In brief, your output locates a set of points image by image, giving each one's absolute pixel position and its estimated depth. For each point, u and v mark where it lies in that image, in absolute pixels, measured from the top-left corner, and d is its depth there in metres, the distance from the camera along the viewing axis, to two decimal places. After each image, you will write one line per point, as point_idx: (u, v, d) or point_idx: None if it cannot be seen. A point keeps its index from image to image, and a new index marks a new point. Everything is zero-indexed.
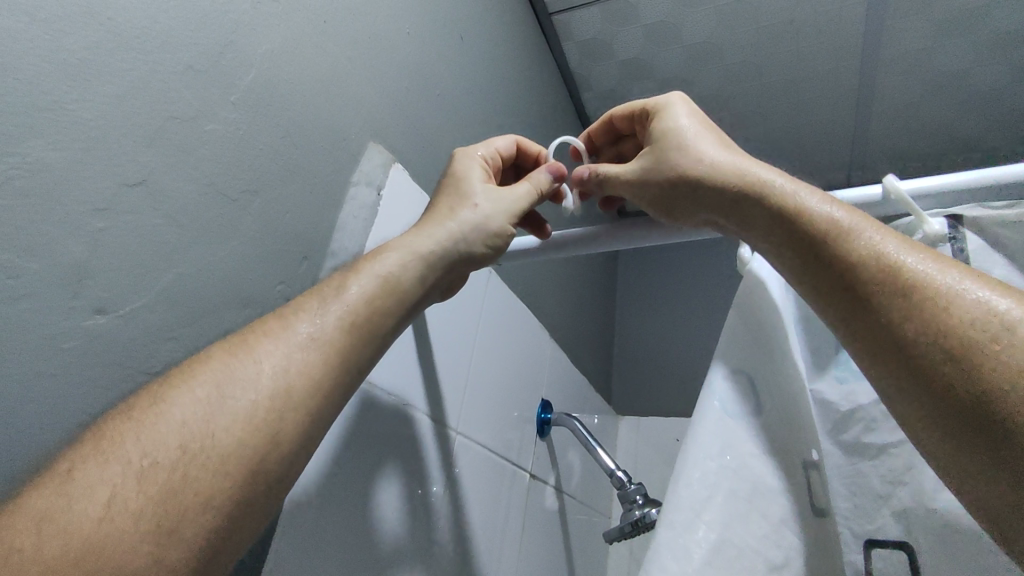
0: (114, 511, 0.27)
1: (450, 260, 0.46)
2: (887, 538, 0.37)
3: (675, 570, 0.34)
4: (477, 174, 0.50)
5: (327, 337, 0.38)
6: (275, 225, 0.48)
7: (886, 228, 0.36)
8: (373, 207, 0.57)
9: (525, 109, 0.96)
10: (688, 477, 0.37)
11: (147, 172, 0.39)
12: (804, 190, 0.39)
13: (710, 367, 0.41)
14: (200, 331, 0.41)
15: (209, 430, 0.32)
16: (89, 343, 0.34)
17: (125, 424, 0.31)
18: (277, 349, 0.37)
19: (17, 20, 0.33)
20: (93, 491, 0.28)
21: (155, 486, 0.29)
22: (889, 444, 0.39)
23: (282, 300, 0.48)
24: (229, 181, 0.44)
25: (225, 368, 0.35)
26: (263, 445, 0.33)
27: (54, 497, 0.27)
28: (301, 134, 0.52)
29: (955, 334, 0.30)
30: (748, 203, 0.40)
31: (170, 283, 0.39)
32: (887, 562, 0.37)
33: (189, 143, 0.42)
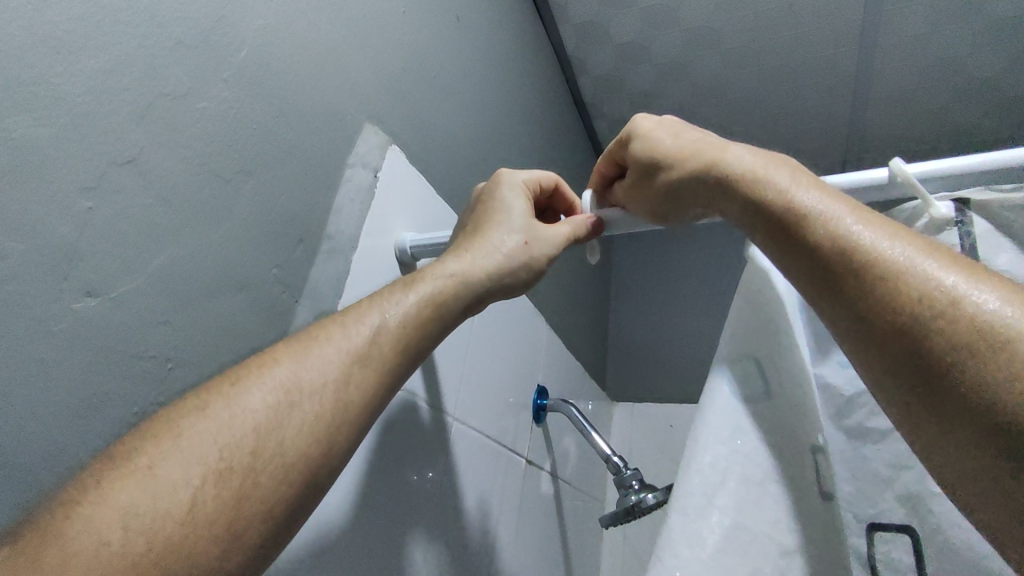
0: (195, 513, 0.28)
1: (493, 287, 0.44)
2: (889, 522, 0.38)
3: (688, 555, 0.34)
4: (525, 205, 0.48)
5: (369, 351, 0.37)
6: (270, 206, 0.47)
7: (855, 202, 0.34)
8: (369, 189, 0.56)
9: (520, 92, 0.94)
10: (699, 463, 0.37)
11: (137, 150, 0.37)
12: (773, 168, 0.37)
13: (717, 355, 0.41)
14: (194, 314, 0.40)
15: (278, 435, 0.33)
16: (81, 326, 0.33)
17: (200, 420, 0.32)
18: (336, 360, 0.36)
19: None
20: (173, 490, 0.29)
21: (228, 489, 0.30)
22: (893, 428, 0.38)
23: (278, 284, 0.47)
24: (222, 161, 0.43)
25: (292, 371, 0.35)
26: (318, 457, 0.33)
27: (137, 492, 0.28)
28: (295, 114, 0.50)
29: (905, 313, 0.29)
30: (720, 187, 0.39)
31: (163, 266, 0.38)
32: (889, 546, 0.37)
33: (180, 122, 0.40)
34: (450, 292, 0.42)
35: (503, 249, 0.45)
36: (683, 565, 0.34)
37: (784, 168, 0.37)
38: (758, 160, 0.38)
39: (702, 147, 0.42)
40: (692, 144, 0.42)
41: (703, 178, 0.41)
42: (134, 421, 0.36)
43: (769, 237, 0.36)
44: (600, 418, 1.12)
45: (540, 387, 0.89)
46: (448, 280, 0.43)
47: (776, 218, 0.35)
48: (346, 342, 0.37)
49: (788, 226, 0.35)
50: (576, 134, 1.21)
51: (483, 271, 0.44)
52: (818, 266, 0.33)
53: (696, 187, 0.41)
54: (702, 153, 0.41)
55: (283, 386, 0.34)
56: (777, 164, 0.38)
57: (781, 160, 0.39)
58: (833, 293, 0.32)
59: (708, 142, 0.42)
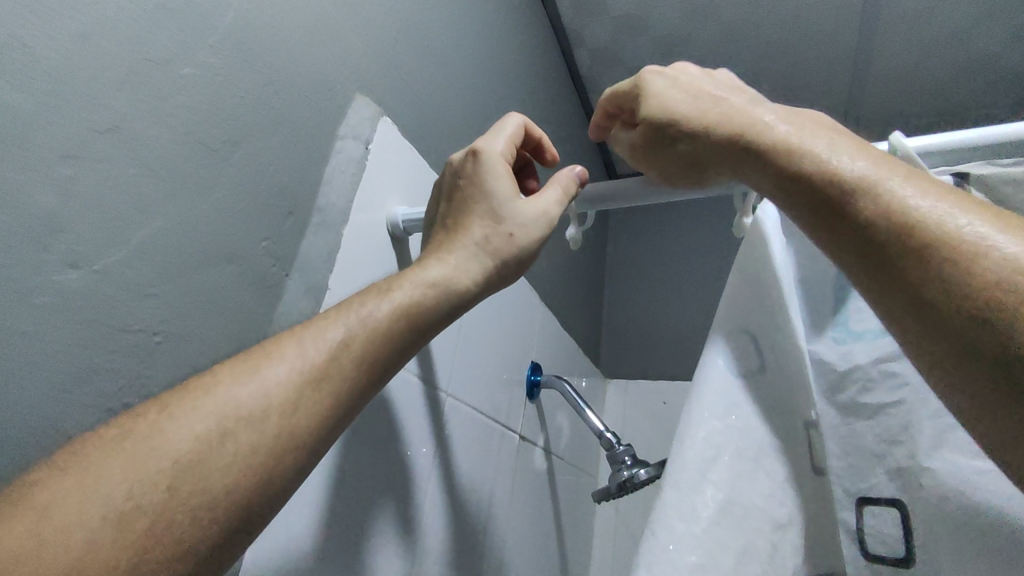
0: (90, 556, 0.24)
1: (465, 287, 0.42)
2: (879, 496, 0.37)
3: (682, 529, 0.34)
4: (507, 178, 0.45)
5: (329, 367, 0.35)
6: (259, 178, 0.46)
7: (910, 172, 0.30)
8: (360, 161, 0.55)
9: (515, 64, 0.92)
10: (694, 438, 0.36)
11: (120, 118, 0.36)
12: (810, 135, 0.34)
13: (711, 330, 0.40)
14: (181, 287, 0.39)
15: (226, 455, 0.30)
16: (64, 299, 0.32)
17: (121, 445, 0.28)
18: (287, 378, 0.33)
19: None
20: (67, 529, 0.24)
21: (138, 529, 0.26)
22: (886, 404, 0.38)
23: (267, 258, 0.46)
24: (208, 130, 0.42)
25: (250, 386, 0.32)
26: (255, 488, 0.30)
27: (25, 529, 0.24)
28: (284, 82, 0.49)
29: (982, 300, 0.26)
30: (751, 154, 0.35)
31: (148, 237, 0.37)
32: (877, 519, 0.37)
33: (164, 89, 0.39)
34: (429, 296, 0.40)
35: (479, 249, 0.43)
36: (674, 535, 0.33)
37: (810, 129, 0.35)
38: (792, 126, 0.35)
39: (720, 105, 0.39)
40: (708, 100, 0.39)
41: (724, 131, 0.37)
42: (120, 396, 0.35)
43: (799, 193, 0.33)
44: (593, 394, 1.13)
45: (534, 363, 0.88)
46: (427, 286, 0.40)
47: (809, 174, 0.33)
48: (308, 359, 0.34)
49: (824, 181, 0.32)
50: (571, 108, 1.19)
51: (466, 276, 0.42)
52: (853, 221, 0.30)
53: (723, 156, 0.37)
54: (723, 108, 0.38)
55: (228, 411, 0.31)
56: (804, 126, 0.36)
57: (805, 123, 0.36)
58: (873, 251, 0.29)
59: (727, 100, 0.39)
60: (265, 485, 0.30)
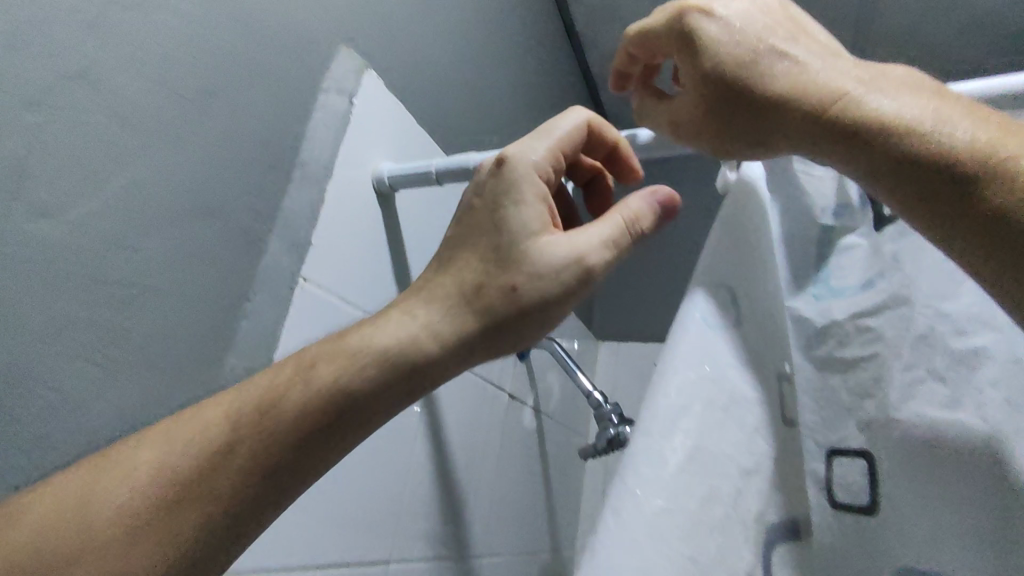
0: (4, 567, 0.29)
1: (446, 335, 0.37)
2: (848, 448, 0.38)
3: (649, 473, 0.33)
4: (533, 213, 0.39)
5: (228, 437, 0.34)
6: (238, 132, 0.45)
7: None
8: (344, 116, 0.54)
9: (509, 19, 0.90)
10: (665, 388, 0.35)
11: (88, 65, 0.35)
12: (910, 106, 0.31)
13: (691, 283, 0.40)
14: (160, 240, 0.39)
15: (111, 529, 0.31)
16: (37, 247, 0.33)
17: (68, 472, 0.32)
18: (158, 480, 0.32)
19: None
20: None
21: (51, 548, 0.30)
22: (860, 359, 0.39)
23: (249, 212, 0.46)
24: (183, 80, 0.41)
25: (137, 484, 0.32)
26: (162, 519, 0.32)
27: None
28: (263, 33, 0.48)
29: None
30: (847, 131, 0.32)
31: (121, 188, 0.37)
32: (845, 473, 0.38)
33: (134, 37, 0.38)
34: (364, 371, 0.36)
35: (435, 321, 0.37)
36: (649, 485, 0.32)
37: (909, 95, 0.32)
38: (888, 97, 0.32)
39: (795, 70, 0.35)
40: (778, 59, 0.35)
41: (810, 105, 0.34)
42: (97, 346, 0.35)
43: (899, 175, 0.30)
44: (586, 356, 1.14)
45: None
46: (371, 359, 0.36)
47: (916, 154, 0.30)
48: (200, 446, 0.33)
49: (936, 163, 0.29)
50: (568, 68, 1.16)
51: (445, 329, 0.37)
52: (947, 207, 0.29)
53: (808, 131, 0.34)
54: (803, 73, 0.35)
55: (169, 448, 0.33)
56: (903, 88, 0.32)
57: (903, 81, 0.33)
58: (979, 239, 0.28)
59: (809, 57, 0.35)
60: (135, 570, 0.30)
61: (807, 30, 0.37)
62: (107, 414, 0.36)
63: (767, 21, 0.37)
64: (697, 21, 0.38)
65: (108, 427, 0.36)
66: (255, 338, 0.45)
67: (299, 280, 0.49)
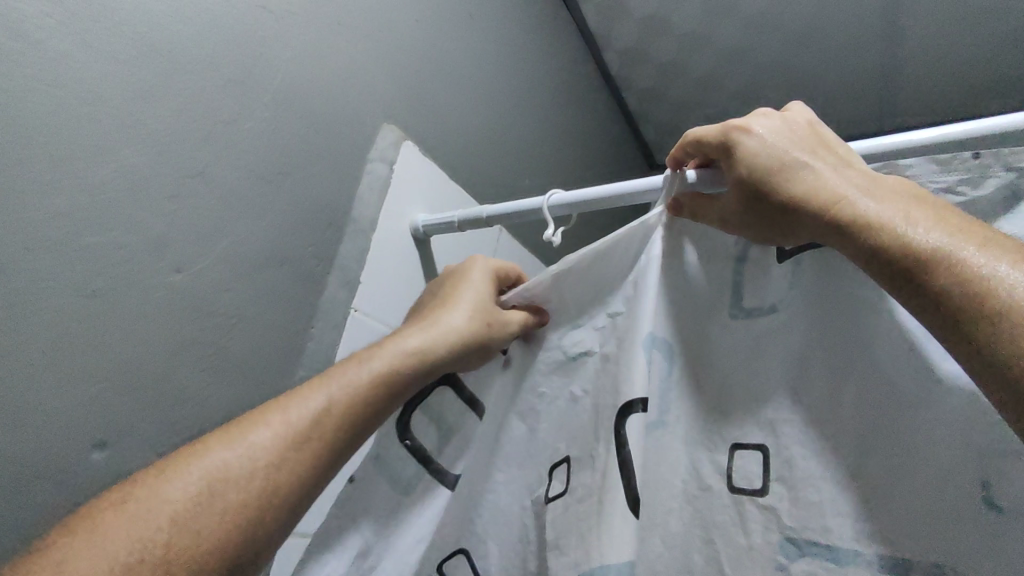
0: (264, 420, 0.40)
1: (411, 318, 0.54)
2: (748, 441, 0.41)
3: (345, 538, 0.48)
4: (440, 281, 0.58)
5: (367, 393, 0.43)
6: (305, 200, 0.61)
7: (936, 216, 0.33)
8: (386, 179, 0.69)
9: (533, 77, 1.05)
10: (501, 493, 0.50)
11: (203, 165, 0.52)
12: (848, 192, 0.37)
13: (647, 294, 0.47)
14: (247, 283, 0.55)
15: (328, 426, 0.41)
16: (171, 293, 0.49)
17: (283, 397, 0.42)
18: (271, 438, 0.39)
19: (110, 67, 0.46)
20: (244, 446, 0.38)
21: (280, 426, 0.39)
22: (756, 361, 0.43)
23: (313, 259, 0.61)
24: (266, 166, 0.57)
25: (316, 400, 0.41)
26: (303, 429, 0.40)
27: (240, 429, 0.39)
28: (324, 121, 0.63)
29: None
30: (821, 233, 0.37)
31: (225, 248, 0.53)
32: (744, 464, 0.40)
33: (233, 140, 0.54)
34: (453, 350, 0.49)
35: (461, 324, 0.50)
36: (558, 464, 0.48)
37: (839, 181, 0.38)
38: (816, 193, 0.38)
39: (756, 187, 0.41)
40: (756, 168, 0.41)
41: (826, 226, 0.37)
42: (209, 359, 0.51)
43: (910, 295, 0.31)
44: None
45: None
46: (434, 339, 0.48)
47: (925, 279, 0.31)
48: (329, 386, 0.42)
49: (947, 291, 0.29)
50: (601, 106, 1.30)
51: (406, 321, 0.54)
52: (969, 323, 0.28)
53: (806, 225, 0.38)
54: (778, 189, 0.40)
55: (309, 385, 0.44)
56: (920, 212, 0.34)
57: (898, 193, 0.36)
58: (932, 306, 0.30)
59: (824, 178, 0.38)
60: (249, 557, 0.36)
61: (830, 148, 0.41)
62: (212, 406, 0.51)
63: (795, 143, 0.41)
64: (737, 136, 0.42)
65: (212, 417, 0.51)
66: (318, 354, 0.60)
67: (351, 311, 0.62)
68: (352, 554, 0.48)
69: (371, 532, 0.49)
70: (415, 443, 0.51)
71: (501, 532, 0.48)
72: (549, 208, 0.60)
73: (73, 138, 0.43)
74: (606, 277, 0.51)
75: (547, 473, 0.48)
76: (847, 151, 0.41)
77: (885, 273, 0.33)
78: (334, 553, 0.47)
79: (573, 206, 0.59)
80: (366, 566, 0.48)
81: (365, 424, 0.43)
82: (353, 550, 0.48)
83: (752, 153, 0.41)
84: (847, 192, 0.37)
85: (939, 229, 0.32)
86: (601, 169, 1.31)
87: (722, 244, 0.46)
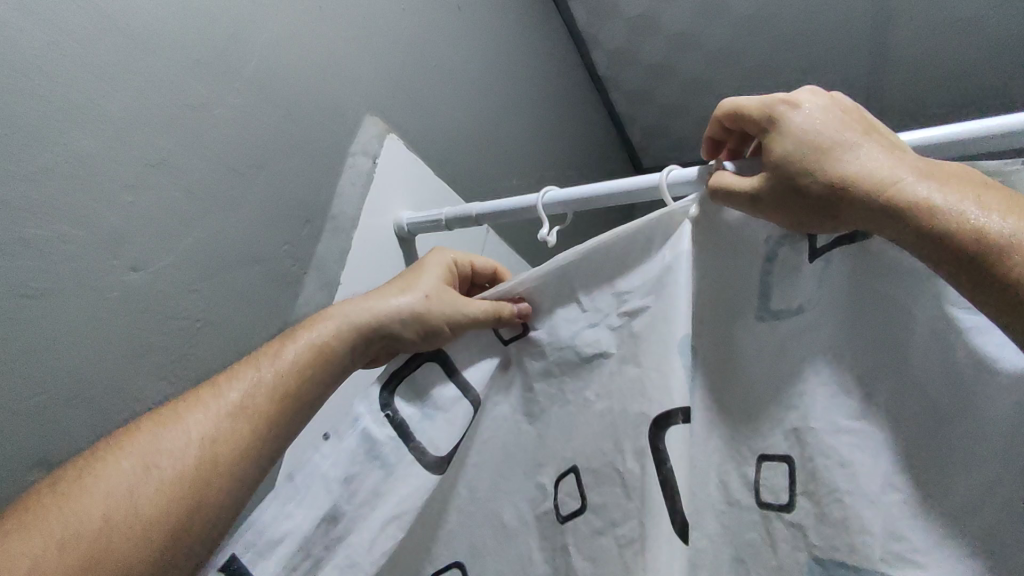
0: (196, 399, 0.40)
1: None
2: (775, 452, 0.39)
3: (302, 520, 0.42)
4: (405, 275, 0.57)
5: (302, 365, 0.43)
6: (281, 194, 0.56)
7: (1006, 204, 0.31)
8: (369, 174, 0.64)
9: (520, 74, 1.01)
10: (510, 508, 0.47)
11: (166, 154, 0.47)
12: (902, 174, 0.34)
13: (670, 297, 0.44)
14: (216, 284, 0.50)
15: (264, 398, 0.40)
16: (127, 294, 0.44)
17: (219, 377, 0.41)
18: (208, 416, 0.39)
19: (60, 42, 0.41)
20: (180, 426, 0.38)
21: (214, 403, 0.39)
22: (774, 369, 0.41)
23: (289, 259, 0.56)
24: (238, 157, 0.52)
25: (252, 375, 0.41)
26: (243, 404, 0.40)
27: (173, 411, 0.39)
28: (302, 111, 0.59)
29: None
30: (870, 217, 0.35)
31: (190, 245, 0.48)
32: (770, 476, 0.39)
33: (201, 128, 0.50)
34: (384, 322, 0.47)
35: (401, 300, 0.48)
36: (567, 475, 0.45)
37: (891, 162, 0.35)
38: (868, 172, 0.35)
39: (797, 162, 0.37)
40: (802, 143, 0.37)
41: (879, 209, 0.34)
42: (170, 367, 0.46)
43: (978, 291, 0.30)
44: None
45: None
46: (363, 307, 0.47)
47: (1013, 272, 0.29)
48: (264, 363, 0.42)
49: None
50: (589, 106, 1.27)
51: None
52: None
53: (849, 208, 0.36)
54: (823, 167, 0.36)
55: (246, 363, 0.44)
56: (986, 198, 0.32)
57: (950, 176, 0.34)
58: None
59: (876, 159, 0.35)
60: (197, 528, 0.36)
61: (871, 128, 0.38)
62: None
63: (844, 120, 0.38)
64: (785, 111, 0.39)
65: None
66: None
67: None
68: (318, 516, 0.43)
69: (342, 495, 0.44)
70: (395, 415, 0.46)
71: (511, 550, 0.46)
72: (544, 206, 0.56)
73: (14, 120, 0.39)
74: (628, 261, 0.46)
75: (552, 485, 0.45)
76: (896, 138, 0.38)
77: (950, 262, 0.31)
78: (298, 510, 0.42)
79: (569, 204, 0.55)
80: (333, 534, 0.43)
81: (306, 396, 0.42)
82: (319, 511, 0.43)
83: (797, 129, 0.38)
84: (903, 174, 0.34)
85: (1014, 217, 0.30)
86: (587, 171, 1.28)
87: (734, 243, 0.43)
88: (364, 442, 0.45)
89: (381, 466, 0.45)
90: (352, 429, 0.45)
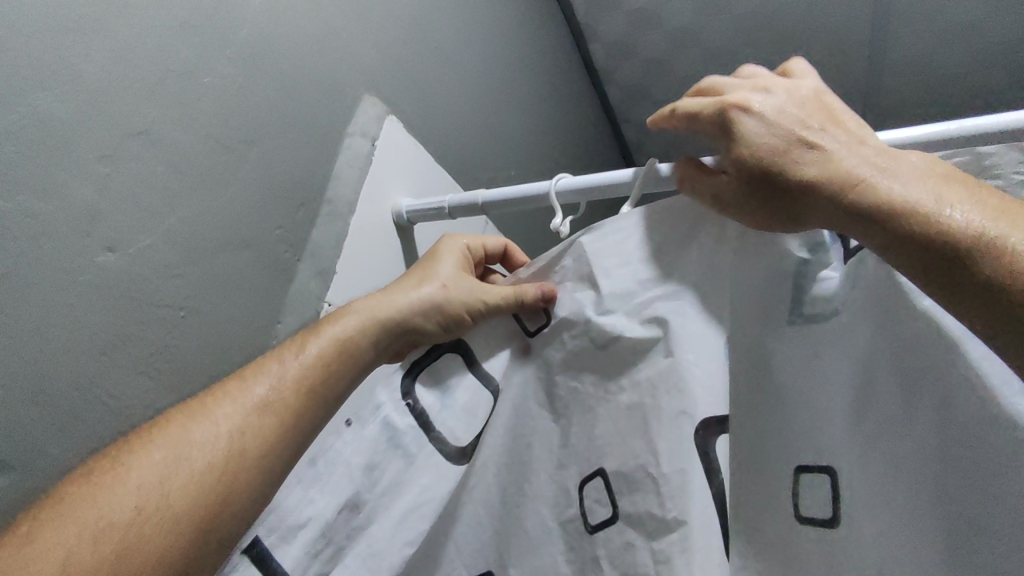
0: (223, 394, 0.38)
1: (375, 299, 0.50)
2: (813, 463, 0.38)
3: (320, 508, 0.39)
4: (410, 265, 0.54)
5: (330, 362, 0.41)
6: (273, 173, 0.52)
7: (976, 200, 0.30)
8: (367, 157, 0.60)
9: (518, 62, 0.98)
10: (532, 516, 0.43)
11: (148, 123, 0.42)
12: (868, 169, 0.32)
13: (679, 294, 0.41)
14: (201, 268, 0.46)
15: (292, 394, 0.39)
16: (101, 276, 0.39)
17: (245, 371, 0.39)
18: (233, 414, 0.37)
19: None
20: (206, 424, 0.36)
21: (238, 400, 0.37)
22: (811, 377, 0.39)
23: (282, 244, 0.52)
24: (227, 131, 0.48)
25: (277, 369, 0.39)
26: (272, 401, 0.38)
27: (199, 407, 0.37)
28: (297, 85, 0.54)
29: None
30: (838, 220, 0.33)
31: (173, 225, 0.44)
32: (810, 488, 0.38)
33: (187, 96, 0.45)
34: (406, 317, 0.44)
35: (417, 294, 0.45)
36: (592, 478, 0.41)
37: (855, 158, 0.33)
38: (830, 173, 0.33)
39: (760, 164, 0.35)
40: (762, 145, 0.35)
41: (848, 211, 0.32)
42: (151, 360, 0.42)
43: (956, 295, 0.29)
44: None
45: None
46: (382, 302, 0.44)
47: (988, 273, 0.28)
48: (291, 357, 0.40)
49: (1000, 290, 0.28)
50: (585, 100, 1.24)
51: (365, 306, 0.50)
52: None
53: (817, 210, 0.34)
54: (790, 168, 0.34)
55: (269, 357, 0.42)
56: (954, 193, 0.30)
57: (923, 169, 0.32)
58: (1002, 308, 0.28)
59: (838, 156, 0.33)
60: (221, 533, 0.34)
61: (835, 116, 0.36)
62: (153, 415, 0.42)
63: (804, 113, 0.35)
64: (736, 114, 0.36)
65: None
66: None
67: (324, 305, 0.54)
68: (340, 504, 0.40)
69: (364, 483, 0.41)
70: (416, 405, 0.43)
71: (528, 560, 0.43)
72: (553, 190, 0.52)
73: None
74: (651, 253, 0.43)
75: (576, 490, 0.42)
76: (856, 121, 0.36)
77: (928, 268, 0.30)
78: (320, 496, 0.39)
79: (582, 192, 0.51)
80: (356, 522, 0.40)
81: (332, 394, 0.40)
82: (341, 499, 0.40)
83: (755, 128, 0.36)
84: (869, 172, 0.32)
85: (983, 213, 0.29)
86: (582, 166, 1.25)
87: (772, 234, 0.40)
88: (387, 431, 0.42)
89: (403, 456, 0.42)
90: (374, 416, 0.42)
